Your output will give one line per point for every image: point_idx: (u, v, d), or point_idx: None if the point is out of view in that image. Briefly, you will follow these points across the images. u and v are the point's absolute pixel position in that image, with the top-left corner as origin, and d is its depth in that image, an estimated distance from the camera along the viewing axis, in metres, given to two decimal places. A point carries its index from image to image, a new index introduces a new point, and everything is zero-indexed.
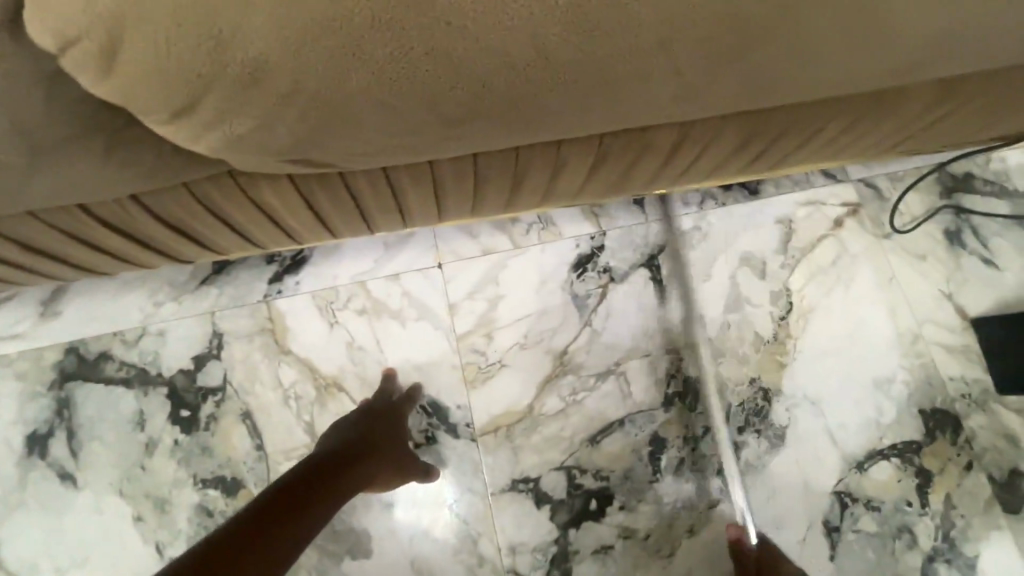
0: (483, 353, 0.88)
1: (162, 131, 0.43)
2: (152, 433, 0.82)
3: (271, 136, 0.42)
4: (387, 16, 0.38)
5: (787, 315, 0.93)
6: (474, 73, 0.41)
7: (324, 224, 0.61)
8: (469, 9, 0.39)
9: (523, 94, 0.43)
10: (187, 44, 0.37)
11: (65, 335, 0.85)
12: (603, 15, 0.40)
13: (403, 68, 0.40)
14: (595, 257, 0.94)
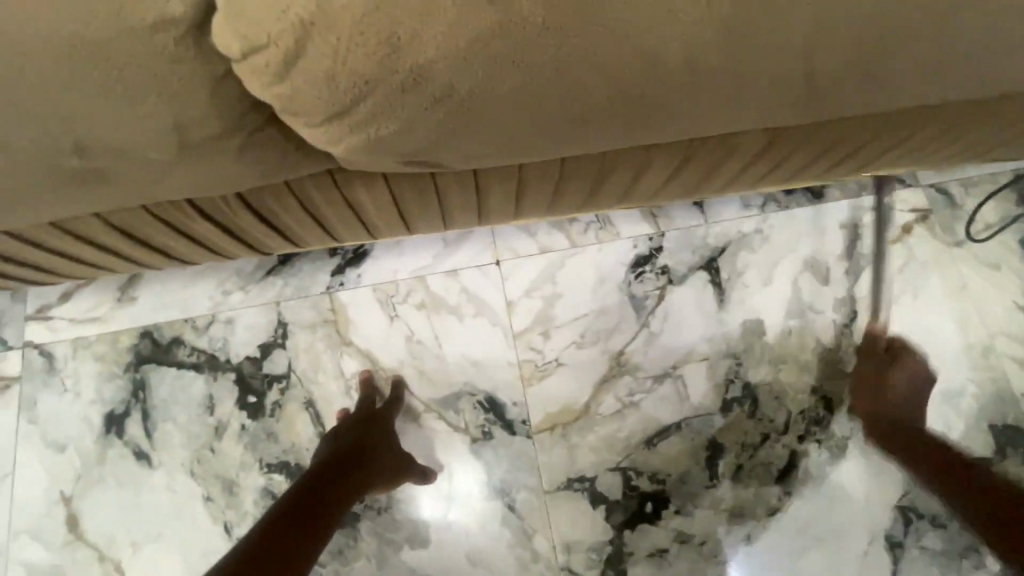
0: (539, 351, 0.89)
1: (304, 133, 0.44)
2: (221, 417, 0.85)
3: (409, 139, 0.44)
4: (548, 24, 0.39)
5: (851, 323, 0.91)
6: (620, 79, 0.41)
7: (404, 220, 0.62)
8: (618, 17, 0.39)
9: (658, 101, 0.43)
10: (357, 51, 0.39)
11: (140, 320, 0.89)
12: (756, 23, 0.41)
13: (553, 74, 0.40)
14: (653, 258, 0.93)
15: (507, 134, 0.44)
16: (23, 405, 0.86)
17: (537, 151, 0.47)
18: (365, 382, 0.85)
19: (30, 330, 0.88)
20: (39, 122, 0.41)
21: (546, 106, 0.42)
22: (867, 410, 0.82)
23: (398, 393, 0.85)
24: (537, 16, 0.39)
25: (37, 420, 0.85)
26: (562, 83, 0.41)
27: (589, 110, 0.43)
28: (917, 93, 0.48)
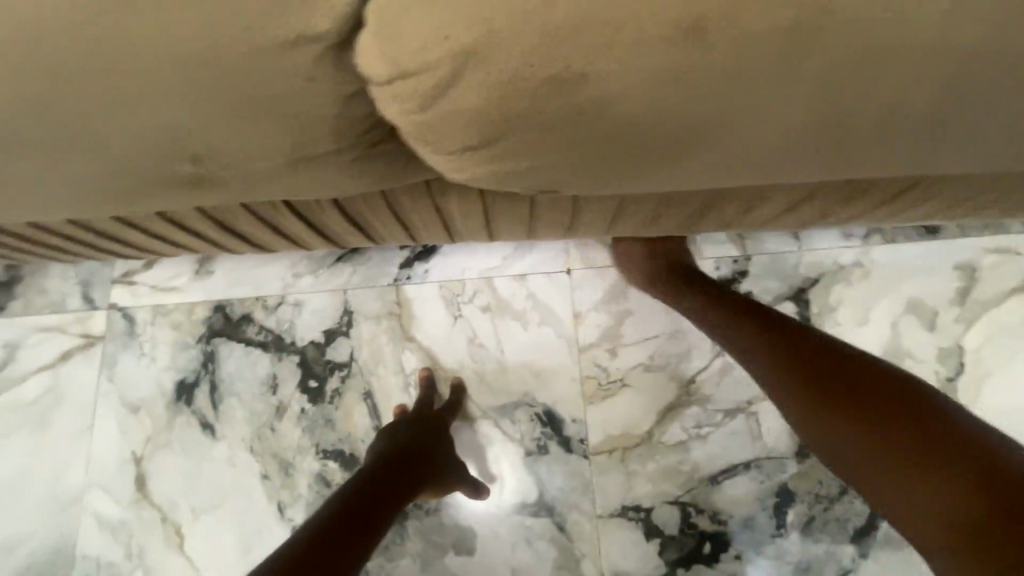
0: (604, 369, 0.85)
1: (432, 158, 0.45)
2: (283, 397, 0.87)
3: (538, 173, 0.45)
4: (716, 76, 0.37)
5: (955, 377, 0.82)
6: (771, 130, 0.40)
7: (490, 229, 0.59)
8: (793, 72, 0.37)
9: (805, 151, 0.42)
10: (508, 92, 0.38)
11: (215, 294, 0.91)
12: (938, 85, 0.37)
13: (705, 123, 0.40)
14: (736, 282, 0.86)
15: (646, 160, 0.43)
16: (104, 364, 0.90)
17: (666, 176, 0.46)
18: (426, 381, 0.84)
19: (116, 294, 0.92)
20: (164, 115, 0.41)
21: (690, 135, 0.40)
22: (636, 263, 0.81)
23: (458, 393, 0.84)
24: (708, 67, 0.37)
25: (116, 380, 0.89)
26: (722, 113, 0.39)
27: (745, 147, 0.42)
28: None
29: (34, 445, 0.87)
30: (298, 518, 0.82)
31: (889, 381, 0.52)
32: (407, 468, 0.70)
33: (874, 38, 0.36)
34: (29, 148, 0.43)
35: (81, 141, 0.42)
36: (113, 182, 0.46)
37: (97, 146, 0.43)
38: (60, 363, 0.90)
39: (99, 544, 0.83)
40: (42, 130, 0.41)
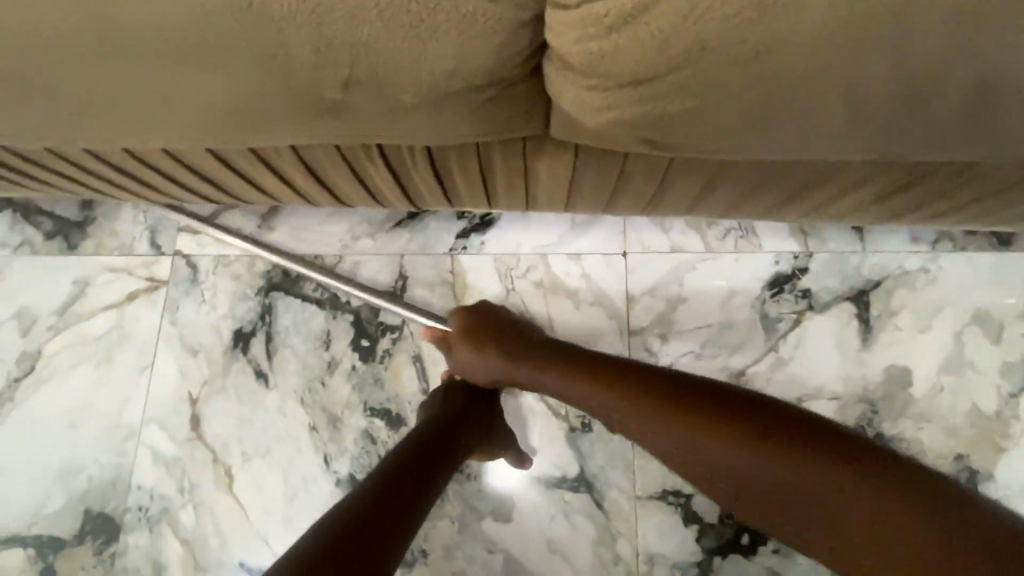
0: (654, 353, 0.85)
1: (578, 98, 0.47)
2: (335, 354, 0.89)
3: (682, 119, 0.47)
4: (892, 29, 0.39)
5: (1018, 393, 0.80)
6: (919, 92, 0.43)
7: (569, 194, 0.62)
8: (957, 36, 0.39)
9: (938, 119, 0.45)
10: (697, 28, 0.40)
11: (276, 249, 0.94)
12: None
13: (862, 78, 0.42)
14: (795, 278, 0.85)
15: (782, 114, 0.46)
16: (166, 308, 0.93)
17: (780, 125, 0.46)
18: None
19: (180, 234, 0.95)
20: (312, 34, 0.43)
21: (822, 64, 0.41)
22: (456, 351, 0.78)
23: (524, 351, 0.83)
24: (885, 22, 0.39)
25: (176, 324, 0.92)
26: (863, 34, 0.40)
27: (885, 108, 0.44)
28: None
29: (96, 377, 0.91)
30: (342, 471, 0.85)
31: (774, 428, 0.49)
32: (455, 434, 0.71)
33: None
34: (187, 59, 0.45)
35: (231, 57, 0.45)
36: (248, 108, 0.49)
37: (242, 63, 0.45)
38: (126, 304, 0.94)
39: (152, 478, 0.86)
40: (201, 45, 0.44)
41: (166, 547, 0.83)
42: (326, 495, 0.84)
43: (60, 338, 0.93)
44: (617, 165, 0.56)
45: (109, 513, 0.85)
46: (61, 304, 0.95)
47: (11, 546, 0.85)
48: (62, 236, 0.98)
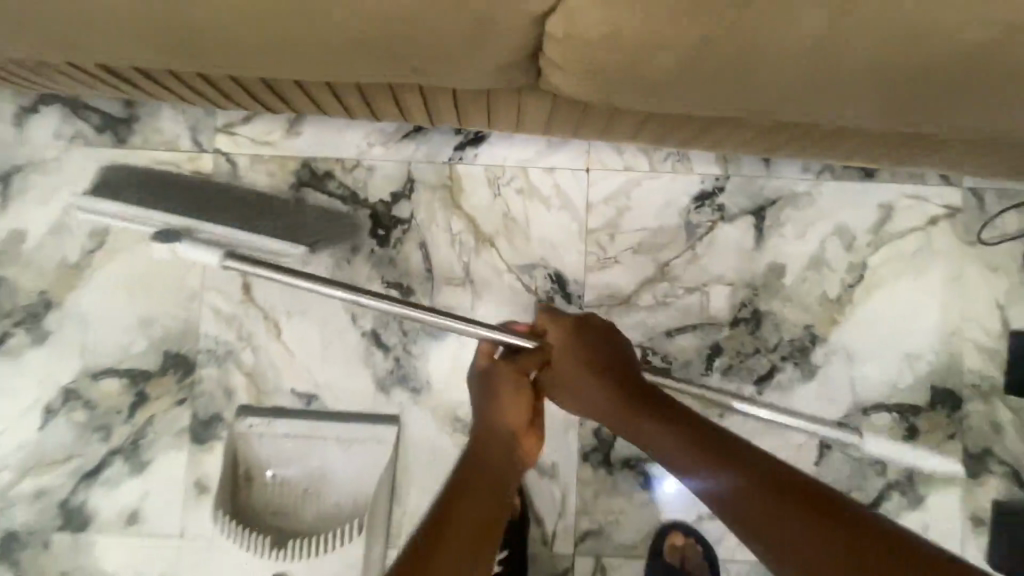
0: (604, 248, 1.12)
1: (554, 71, 0.71)
2: (356, 239, 1.13)
3: (622, 91, 0.71)
4: (736, 64, 0.65)
5: (855, 284, 1.12)
6: (763, 91, 0.68)
7: (548, 119, 0.86)
8: (782, 66, 0.65)
9: (782, 105, 0.71)
10: (619, 43, 0.64)
11: (303, 151, 1.14)
12: (856, 91, 0.68)
13: (724, 80, 0.67)
14: (714, 195, 1.12)
15: (684, 93, 0.70)
16: None
17: (684, 99, 0.71)
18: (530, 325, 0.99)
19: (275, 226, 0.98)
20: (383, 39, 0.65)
21: (709, 79, 0.67)
22: (509, 394, 0.92)
23: (505, 245, 1.12)
24: (735, 54, 0.64)
25: None
26: (740, 56, 0.64)
27: (749, 97, 0.70)
28: (942, 123, 0.73)
29: (159, 251, 1.13)
30: (365, 327, 1.12)
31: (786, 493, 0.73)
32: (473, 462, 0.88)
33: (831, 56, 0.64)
34: (291, 43, 0.66)
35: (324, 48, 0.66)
36: (331, 70, 0.70)
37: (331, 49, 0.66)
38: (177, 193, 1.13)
39: (216, 329, 1.12)
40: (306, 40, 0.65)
41: (233, 377, 1.11)
42: (353, 344, 1.12)
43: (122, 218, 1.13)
44: (583, 109, 0.80)
45: (183, 353, 1.11)
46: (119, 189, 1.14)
47: (108, 376, 1.11)
48: (112, 131, 1.14)
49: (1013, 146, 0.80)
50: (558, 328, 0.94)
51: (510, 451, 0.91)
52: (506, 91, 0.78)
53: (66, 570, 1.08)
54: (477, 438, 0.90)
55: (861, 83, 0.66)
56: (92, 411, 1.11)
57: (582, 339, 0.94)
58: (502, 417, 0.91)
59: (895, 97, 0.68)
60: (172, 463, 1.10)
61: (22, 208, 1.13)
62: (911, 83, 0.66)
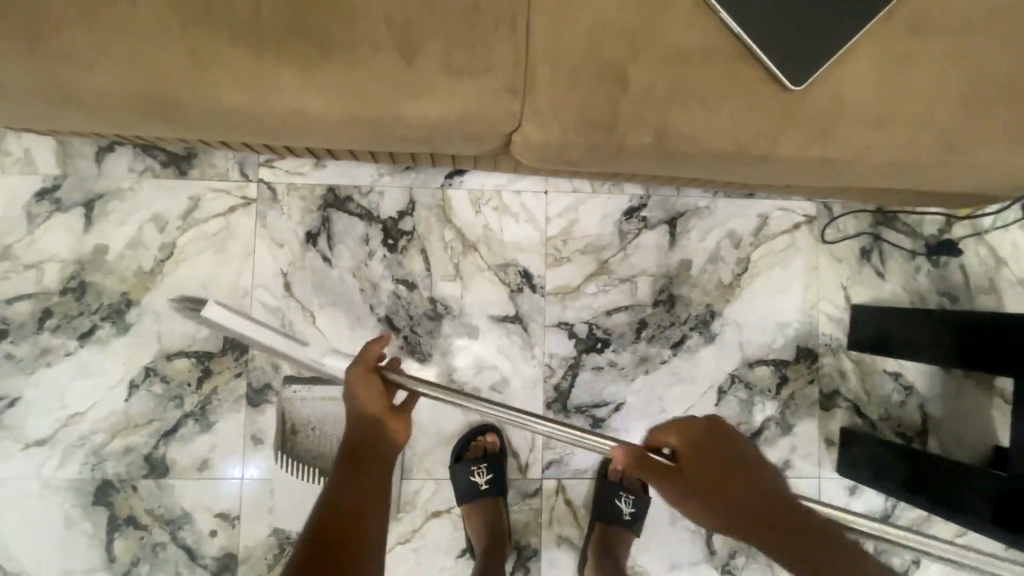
0: (559, 250, 1.51)
1: (510, 162, 1.05)
2: (372, 247, 1.48)
3: (554, 172, 1.03)
4: (624, 165, 0.88)
5: (742, 273, 1.54)
6: (650, 172, 0.91)
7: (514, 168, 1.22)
8: (662, 160, 0.86)
9: (668, 176, 0.95)
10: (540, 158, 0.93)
11: (328, 180, 1.48)
12: (728, 174, 0.88)
13: (620, 168, 0.89)
14: (639, 210, 1.52)
15: (594, 174, 1.00)
16: (258, 217, 1.46)
17: (596, 175, 1.05)
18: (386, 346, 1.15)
19: None
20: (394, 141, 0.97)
21: (609, 170, 0.91)
22: (364, 387, 1.08)
23: (486, 249, 1.49)
24: (622, 161, 0.87)
25: (266, 226, 1.46)
26: (628, 157, 0.86)
27: (646, 170, 0.90)
28: (799, 186, 0.95)
29: (217, 259, 1.45)
30: (381, 313, 1.47)
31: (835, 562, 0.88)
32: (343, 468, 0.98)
33: (700, 158, 0.84)
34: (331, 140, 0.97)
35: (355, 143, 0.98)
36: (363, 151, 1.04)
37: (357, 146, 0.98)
38: (230, 213, 1.46)
39: (265, 318, 1.45)
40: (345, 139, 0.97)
41: (279, 355, 1.45)
42: (372, 327, 1.47)
43: (186, 233, 1.45)
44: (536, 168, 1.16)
45: (239, 338, 1.44)
46: (182, 211, 1.45)
47: (179, 357, 1.43)
48: (176, 166, 1.46)
49: (838, 192, 1.14)
50: (680, 430, 0.94)
51: (374, 425, 1.04)
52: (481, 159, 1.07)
53: (151, 507, 1.40)
54: (353, 429, 1.05)
55: (727, 171, 0.88)
56: (167, 384, 1.42)
57: (709, 442, 0.93)
58: (359, 403, 1.07)
59: (764, 174, 0.87)
60: (233, 422, 1.43)
61: (104, 227, 1.43)
62: (760, 176, 0.89)
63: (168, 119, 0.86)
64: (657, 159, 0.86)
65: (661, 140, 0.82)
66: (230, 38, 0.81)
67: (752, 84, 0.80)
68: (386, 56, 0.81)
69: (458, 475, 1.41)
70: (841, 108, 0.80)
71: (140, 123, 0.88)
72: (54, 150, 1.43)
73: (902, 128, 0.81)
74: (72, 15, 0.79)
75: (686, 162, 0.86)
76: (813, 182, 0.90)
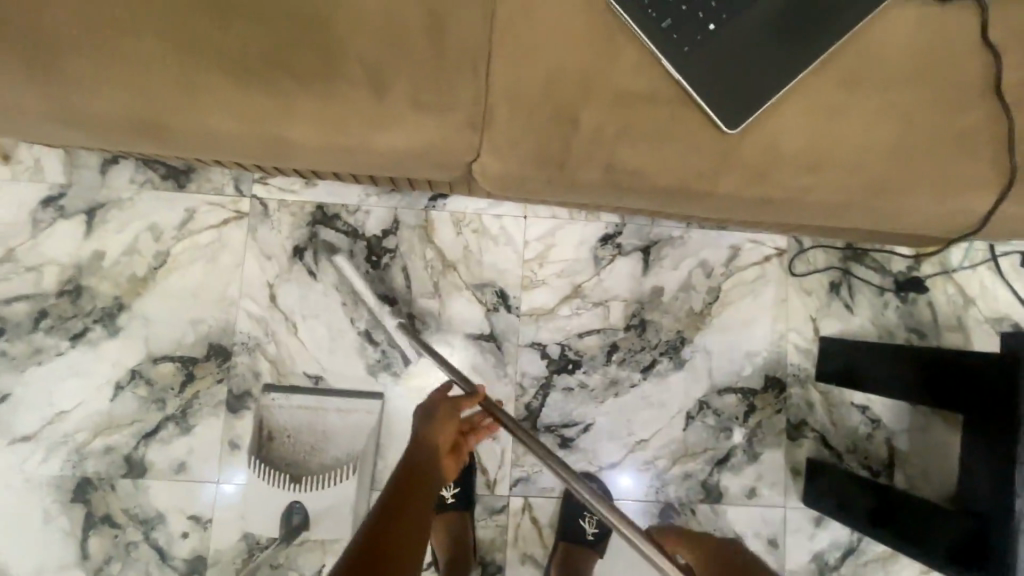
0: (536, 273, 1.56)
1: (477, 190, 1.12)
2: (355, 262, 1.54)
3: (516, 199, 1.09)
4: (577, 197, 0.95)
5: (713, 302, 1.59)
6: (602, 203, 0.97)
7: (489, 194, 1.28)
8: (610, 194, 0.92)
9: (622, 208, 1.02)
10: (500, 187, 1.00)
11: (318, 198, 1.55)
12: (675, 208, 0.94)
13: (573, 199, 0.96)
14: (615, 238, 1.58)
15: (555, 203, 1.07)
16: (249, 230, 1.54)
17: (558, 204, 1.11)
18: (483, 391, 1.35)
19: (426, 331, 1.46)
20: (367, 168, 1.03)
21: (566, 200, 0.98)
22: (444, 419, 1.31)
23: (465, 269, 1.55)
24: (575, 194, 0.94)
25: (256, 239, 1.53)
26: (580, 189, 0.92)
27: (599, 202, 0.96)
28: (745, 221, 1.00)
29: (207, 268, 1.52)
30: (361, 327, 1.53)
31: None
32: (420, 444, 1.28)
33: (646, 193, 0.91)
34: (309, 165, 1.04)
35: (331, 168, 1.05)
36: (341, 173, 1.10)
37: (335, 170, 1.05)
38: (222, 226, 1.53)
39: (249, 327, 1.51)
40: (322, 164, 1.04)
41: (261, 363, 1.50)
42: (352, 339, 1.52)
43: (180, 243, 1.52)
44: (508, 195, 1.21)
45: (224, 345, 1.50)
46: (178, 222, 1.53)
47: (165, 361, 1.49)
48: (174, 179, 1.54)
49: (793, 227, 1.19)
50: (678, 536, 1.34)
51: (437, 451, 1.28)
52: (453, 186, 1.13)
53: (128, 506, 1.44)
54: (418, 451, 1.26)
55: (673, 205, 0.93)
56: (152, 387, 1.48)
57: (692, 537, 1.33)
58: (434, 429, 1.30)
59: (708, 210, 0.93)
60: (213, 426, 1.48)
61: (104, 235, 1.51)
62: (705, 213, 0.96)
63: (158, 139, 0.94)
64: (606, 193, 0.92)
65: (610, 174, 0.89)
66: (220, 69, 0.89)
67: (695, 127, 0.86)
68: (358, 91, 0.88)
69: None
70: (777, 153, 0.86)
71: (134, 143, 0.96)
72: (62, 160, 1.52)
73: (837, 173, 0.86)
74: (83, 44, 0.88)
75: (634, 197, 0.92)
76: (756, 219, 0.96)
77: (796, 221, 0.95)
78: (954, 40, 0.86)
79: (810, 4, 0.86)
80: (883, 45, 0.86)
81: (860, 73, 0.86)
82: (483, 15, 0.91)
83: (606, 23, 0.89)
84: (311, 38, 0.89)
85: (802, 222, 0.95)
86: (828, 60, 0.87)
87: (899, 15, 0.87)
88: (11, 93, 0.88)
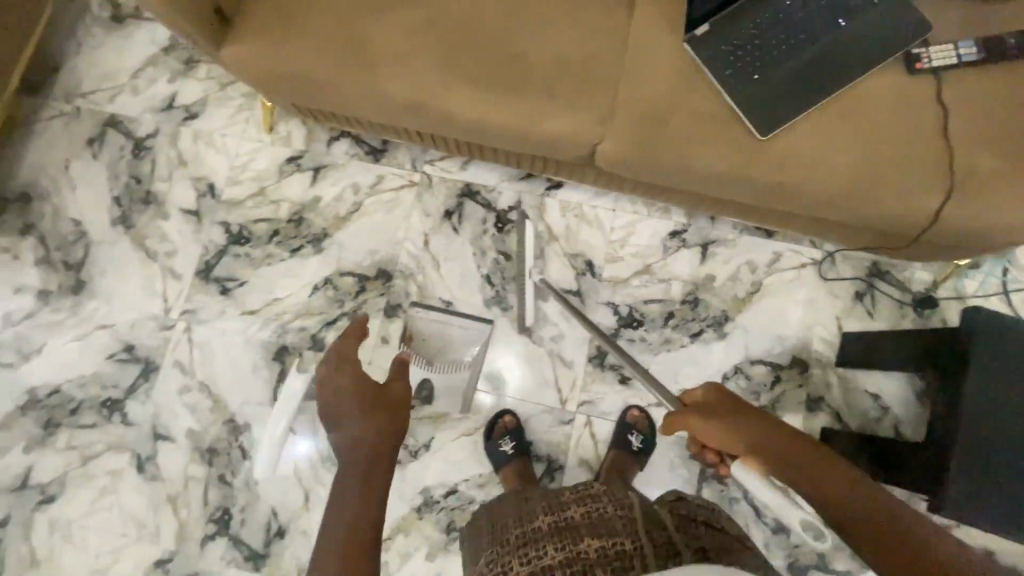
0: (617, 251, 2.08)
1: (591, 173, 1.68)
2: (487, 225, 2.13)
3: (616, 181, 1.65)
4: (664, 177, 1.49)
5: (754, 292, 2.02)
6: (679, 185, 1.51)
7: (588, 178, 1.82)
8: (686, 177, 1.46)
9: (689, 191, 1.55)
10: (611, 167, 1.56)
11: (467, 178, 2.18)
12: (727, 191, 1.46)
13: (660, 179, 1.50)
14: (681, 233, 2.07)
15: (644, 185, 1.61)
16: (417, 194, 2.18)
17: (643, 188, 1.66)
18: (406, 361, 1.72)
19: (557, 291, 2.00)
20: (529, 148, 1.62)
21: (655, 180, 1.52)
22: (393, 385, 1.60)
23: (565, 240, 2.10)
24: (663, 175, 1.48)
25: (422, 201, 2.17)
26: (667, 171, 1.46)
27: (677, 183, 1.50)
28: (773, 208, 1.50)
29: (386, 216, 2.17)
30: (485, 271, 2.10)
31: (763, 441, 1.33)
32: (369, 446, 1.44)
33: (709, 176, 1.43)
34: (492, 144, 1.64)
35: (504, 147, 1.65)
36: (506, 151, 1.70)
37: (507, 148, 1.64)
38: (400, 189, 2.19)
39: (408, 260, 2.13)
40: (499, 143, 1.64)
41: (411, 286, 2.10)
42: (477, 279, 2.10)
43: (371, 197, 2.19)
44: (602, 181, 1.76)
45: (389, 270, 2.12)
46: (371, 183, 2.20)
47: (348, 275, 2.13)
48: (374, 155, 2.23)
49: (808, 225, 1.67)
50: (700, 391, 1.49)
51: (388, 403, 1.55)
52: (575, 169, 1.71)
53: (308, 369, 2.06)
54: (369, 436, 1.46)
55: (725, 189, 1.45)
56: (336, 291, 2.11)
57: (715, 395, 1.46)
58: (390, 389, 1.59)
59: (748, 193, 1.44)
60: (373, 324, 2.08)
61: (323, 185, 2.21)
62: (746, 197, 1.46)
63: (412, 114, 1.57)
64: (683, 176, 1.46)
65: (686, 160, 1.42)
66: (460, 76, 1.51)
67: (745, 138, 1.39)
68: (539, 96, 1.48)
69: (490, 445, 1.91)
70: (795, 158, 1.37)
71: (396, 116, 1.59)
72: (305, 133, 2.26)
73: (835, 175, 1.36)
74: (387, 57, 1.53)
75: (700, 179, 1.45)
76: (780, 204, 1.45)
77: (811, 208, 1.43)
78: (914, 100, 1.37)
79: (822, 69, 1.38)
80: (867, 99, 1.38)
81: (850, 113, 1.37)
82: (613, 59, 1.49)
83: (689, 67, 1.45)
84: (514, 63, 1.51)
85: (813, 209, 1.43)
86: (830, 103, 1.38)
87: (878, 81, 1.38)
88: (342, 80, 1.53)
